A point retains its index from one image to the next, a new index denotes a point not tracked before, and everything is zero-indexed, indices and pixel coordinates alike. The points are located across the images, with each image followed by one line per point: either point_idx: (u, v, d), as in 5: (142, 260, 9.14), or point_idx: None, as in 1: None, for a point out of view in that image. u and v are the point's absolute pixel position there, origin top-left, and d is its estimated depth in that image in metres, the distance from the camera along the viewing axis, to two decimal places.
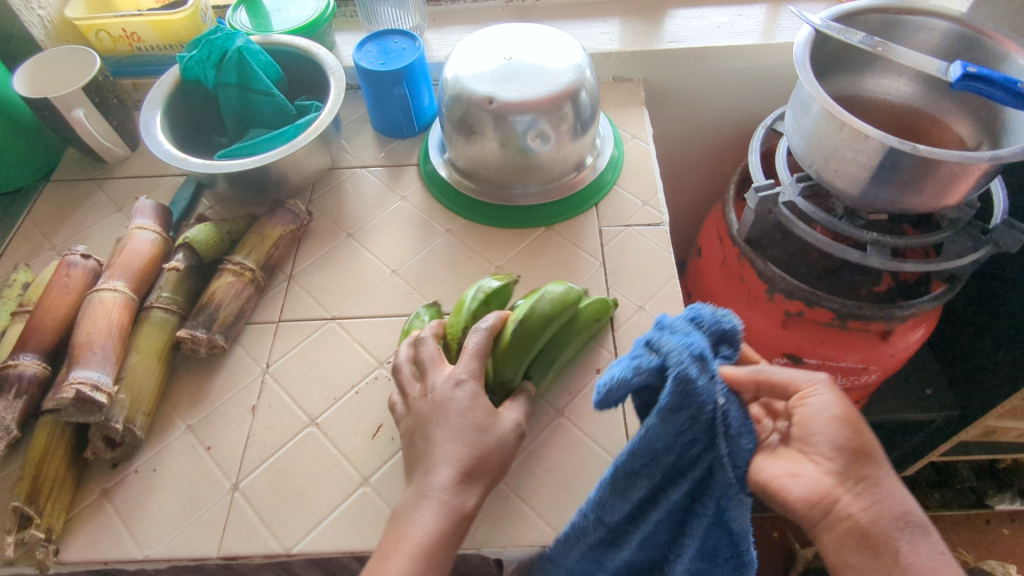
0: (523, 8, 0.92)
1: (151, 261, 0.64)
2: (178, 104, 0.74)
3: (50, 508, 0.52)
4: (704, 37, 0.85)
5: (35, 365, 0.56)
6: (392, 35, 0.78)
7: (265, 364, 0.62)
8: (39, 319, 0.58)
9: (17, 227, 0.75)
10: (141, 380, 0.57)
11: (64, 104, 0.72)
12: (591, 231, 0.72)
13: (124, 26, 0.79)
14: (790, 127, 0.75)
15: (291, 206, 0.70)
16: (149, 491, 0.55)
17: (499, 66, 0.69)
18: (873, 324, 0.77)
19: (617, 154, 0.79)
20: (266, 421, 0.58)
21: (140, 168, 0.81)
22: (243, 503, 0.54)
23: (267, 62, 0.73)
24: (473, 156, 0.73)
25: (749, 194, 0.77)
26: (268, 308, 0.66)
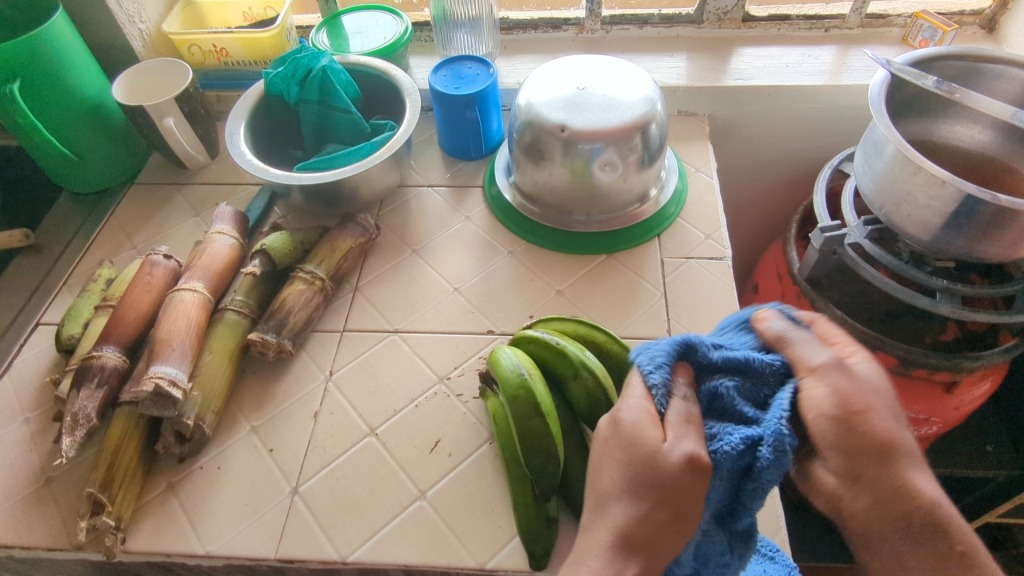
0: (593, 41, 0.94)
1: (227, 266, 0.66)
2: (261, 117, 0.78)
3: (121, 497, 0.53)
4: (773, 75, 0.86)
5: (116, 358, 0.59)
6: (466, 61, 0.80)
7: (328, 372, 0.64)
8: (122, 313, 0.61)
9: (102, 226, 0.79)
10: (212, 378, 0.59)
11: (157, 112, 0.76)
12: (652, 262, 0.72)
13: (214, 41, 0.84)
14: (860, 168, 0.74)
15: (361, 220, 0.72)
16: (214, 488, 0.56)
17: (572, 95, 0.70)
18: (938, 375, 0.74)
19: (681, 187, 0.79)
20: (328, 428, 0.60)
21: (219, 176, 0.84)
22: (301, 506, 0.55)
23: (348, 82, 0.77)
24: (540, 181, 0.74)
25: (814, 234, 0.76)
26: (333, 318, 0.68)
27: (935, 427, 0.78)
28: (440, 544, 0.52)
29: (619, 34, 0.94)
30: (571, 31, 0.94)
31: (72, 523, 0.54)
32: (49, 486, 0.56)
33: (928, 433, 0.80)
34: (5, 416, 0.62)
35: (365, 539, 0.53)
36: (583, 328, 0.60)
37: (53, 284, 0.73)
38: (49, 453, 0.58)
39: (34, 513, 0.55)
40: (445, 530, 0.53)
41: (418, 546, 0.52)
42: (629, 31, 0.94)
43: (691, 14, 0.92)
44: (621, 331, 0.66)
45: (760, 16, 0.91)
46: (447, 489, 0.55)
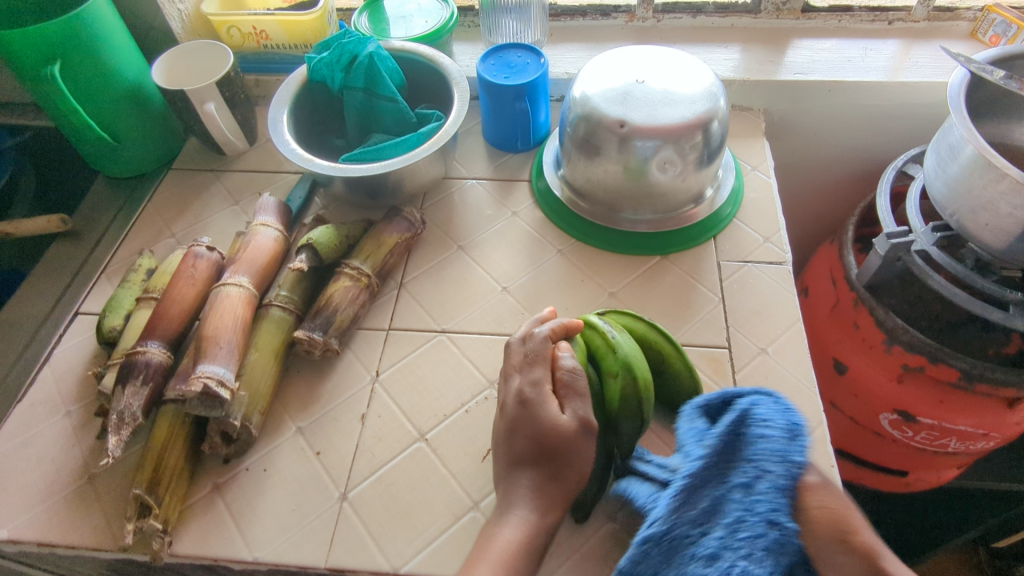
0: (643, 29, 0.90)
1: (272, 259, 0.64)
2: (303, 103, 0.75)
3: (167, 499, 0.52)
4: (833, 70, 0.81)
5: (161, 354, 0.57)
6: (514, 49, 0.77)
7: (375, 372, 0.62)
8: (165, 307, 0.59)
9: (140, 212, 0.77)
10: (259, 378, 0.57)
11: (197, 97, 0.74)
12: (709, 265, 0.69)
13: (255, 23, 0.81)
14: (930, 171, 0.69)
15: (407, 214, 0.70)
16: (260, 491, 0.55)
17: (629, 88, 0.67)
18: (1003, 391, 0.68)
19: (737, 186, 0.76)
20: (376, 432, 0.58)
21: (258, 163, 0.82)
22: (351, 514, 0.53)
23: (394, 69, 0.74)
24: (592, 177, 0.71)
25: (877, 239, 0.71)
26: (378, 315, 0.66)
27: (991, 442, 0.74)
28: None
29: (671, 23, 0.90)
30: (621, 19, 0.90)
31: (117, 524, 0.53)
32: (92, 484, 0.55)
33: (984, 447, 0.76)
34: (46, 408, 0.60)
35: (417, 551, 0.51)
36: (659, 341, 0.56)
37: (91, 272, 0.72)
38: (92, 450, 0.57)
39: (78, 512, 0.54)
40: None
41: None
42: (681, 20, 0.89)
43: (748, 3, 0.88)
44: (679, 340, 0.63)
45: (821, 7, 0.87)
46: None
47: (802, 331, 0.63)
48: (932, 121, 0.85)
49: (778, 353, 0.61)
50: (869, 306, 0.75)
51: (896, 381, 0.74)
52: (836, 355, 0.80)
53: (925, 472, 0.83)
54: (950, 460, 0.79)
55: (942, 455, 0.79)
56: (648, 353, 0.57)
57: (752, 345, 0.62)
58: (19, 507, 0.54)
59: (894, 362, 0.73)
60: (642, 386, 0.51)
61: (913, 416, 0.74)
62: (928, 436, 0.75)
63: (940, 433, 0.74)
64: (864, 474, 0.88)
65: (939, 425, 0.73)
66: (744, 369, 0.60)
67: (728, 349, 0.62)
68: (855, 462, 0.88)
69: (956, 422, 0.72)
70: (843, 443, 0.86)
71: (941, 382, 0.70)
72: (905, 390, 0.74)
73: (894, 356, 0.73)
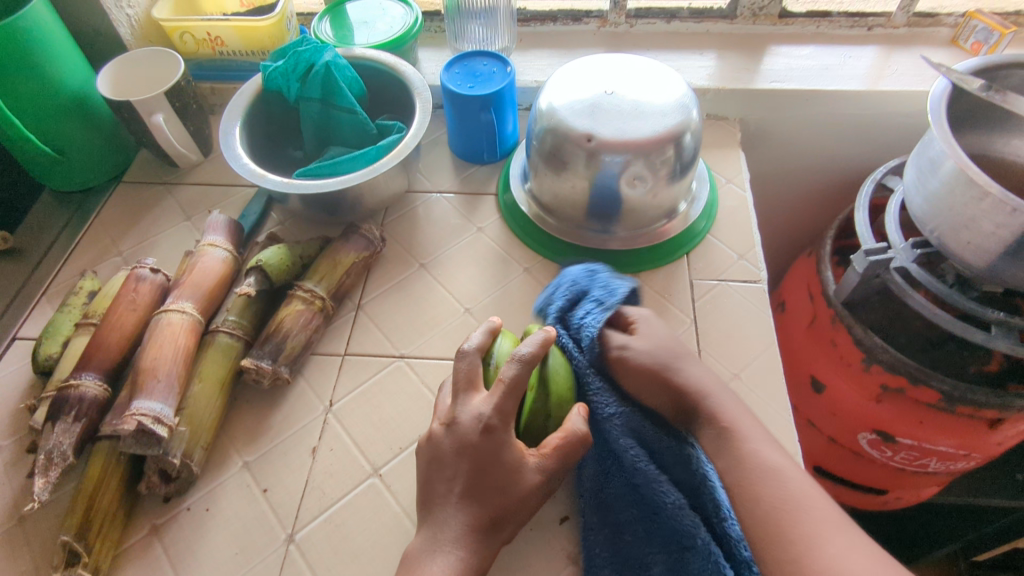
0: (616, 35, 0.87)
1: (220, 282, 0.61)
2: (258, 114, 0.72)
3: (99, 545, 0.49)
4: (811, 78, 0.79)
5: (96, 387, 0.53)
6: (480, 57, 0.74)
7: (328, 402, 0.58)
8: (102, 335, 0.56)
9: (85, 230, 0.74)
10: (202, 411, 0.54)
11: (145, 108, 0.70)
12: (681, 284, 0.67)
13: (209, 30, 0.77)
14: (910, 185, 0.66)
15: (365, 232, 0.66)
16: (202, 533, 0.51)
17: (597, 99, 0.64)
18: (985, 412, 0.66)
19: (712, 200, 0.73)
20: (327, 467, 0.55)
21: (212, 176, 0.79)
22: (298, 557, 0.50)
23: (352, 78, 0.71)
24: (559, 192, 0.68)
25: (855, 256, 0.69)
26: (334, 339, 0.63)
27: (972, 462, 0.73)
28: None
29: (644, 29, 0.87)
30: (593, 25, 0.87)
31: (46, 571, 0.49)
32: (21, 527, 0.52)
33: (963, 466, 0.74)
34: None
35: None
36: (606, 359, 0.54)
37: (32, 293, 0.68)
38: (22, 489, 0.54)
39: (4, 558, 0.50)
40: None
41: None
42: (655, 25, 0.87)
43: (723, 8, 0.85)
44: None
45: (798, 12, 0.84)
46: None
47: (776, 355, 0.61)
48: (911, 131, 0.83)
49: (751, 379, 0.59)
50: (847, 324, 0.73)
51: (874, 402, 0.72)
52: (813, 373, 0.78)
53: (904, 491, 0.82)
54: (929, 479, 0.78)
55: (921, 474, 0.77)
56: None
57: (724, 370, 0.60)
58: None
59: (873, 382, 0.72)
60: (554, 405, 0.50)
61: (892, 436, 0.73)
62: (908, 456, 0.74)
63: (920, 453, 0.73)
64: (844, 491, 0.87)
65: (918, 444, 0.72)
66: None
67: None
68: (833, 479, 0.86)
69: (935, 441, 0.70)
70: (822, 461, 0.85)
71: (921, 403, 0.69)
72: (884, 410, 0.72)
73: (873, 376, 0.72)
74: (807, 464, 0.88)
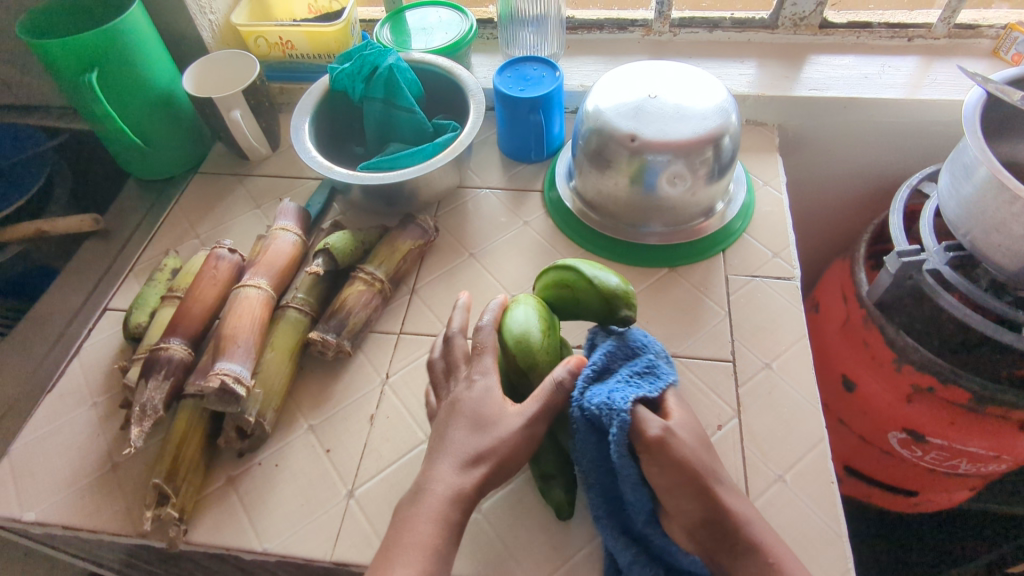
0: (659, 43, 0.91)
1: (291, 263, 0.67)
2: (325, 112, 0.78)
3: (184, 489, 0.55)
4: (849, 86, 0.82)
5: (182, 351, 0.60)
6: (531, 62, 0.79)
7: (385, 374, 0.64)
8: (188, 306, 0.62)
9: (166, 215, 0.81)
10: (274, 375, 0.60)
11: (224, 105, 0.77)
12: (717, 279, 0.70)
13: (281, 34, 0.84)
14: (944, 190, 0.69)
15: (421, 222, 0.72)
16: (272, 486, 0.57)
17: (641, 103, 0.68)
18: (1015, 414, 0.68)
19: (748, 201, 0.76)
20: (384, 432, 0.60)
21: (280, 168, 0.85)
22: (357, 510, 0.55)
23: (412, 80, 0.76)
24: (602, 190, 0.73)
25: (888, 257, 0.72)
26: (390, 319, 0.68)
27: (1003, 465, 0.74)
28: (494, 557, 0.52)
29: (687, 37, 0.91)
30: (638, 33, 0.92)
31: (137, 511, 0.55)
32: (115, 472, 0.58)
33: (995, 469, 0.75)
34: (74, 398, 0.64)
35: None
36: (569, 276, 0.55)
37: (120, 270, 0.75)
38: (115, 440, 0.60)
39: (101, 498, 0.56)
40: (499, 544, 0.53)
41: (472, 559, 0.52)
42: (697, 35, 0.90)
43: (765, 18, 0.88)
44: (682, 351, 0.64)
45: (839, 23, 0.87)
46: (502, 504, 0.55)
47: (808, 347, 0.64)
48: (949, 139, 0.84)
49: (782, 368, 0.62)
50: (879, 324, 0.76)
51: (906, 402, 0.74)
52: (845, 372, 0.80)
53: (934, 493, 0.83)
54: (960, 481, 0.79)
55: (951, 476, 0.78)
56: (585, 298, 0.54)
57: (756, 360, 0.63)
58: (47, 492, 0.57)
59: (904, 381, 0.74)
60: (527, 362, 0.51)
61: (923, 436, 0.75)
62: (938, 456, 0.76)
63: (950, 454, 0.74)
64: (874, 493, 0.89)
65: (948, 444, 0.73)
66: (747, 384, 0.61)
67: (731, 362, 0.63)
68: (863, 480, 0.88)
69: (965, 442, 0.72)
70: (852, 461, 0.87)
71: (951, 402, 0.71)
72: (914, 410, 0.74)
73: (904, 375, 0.74)
74: (837, 464, 0.90)
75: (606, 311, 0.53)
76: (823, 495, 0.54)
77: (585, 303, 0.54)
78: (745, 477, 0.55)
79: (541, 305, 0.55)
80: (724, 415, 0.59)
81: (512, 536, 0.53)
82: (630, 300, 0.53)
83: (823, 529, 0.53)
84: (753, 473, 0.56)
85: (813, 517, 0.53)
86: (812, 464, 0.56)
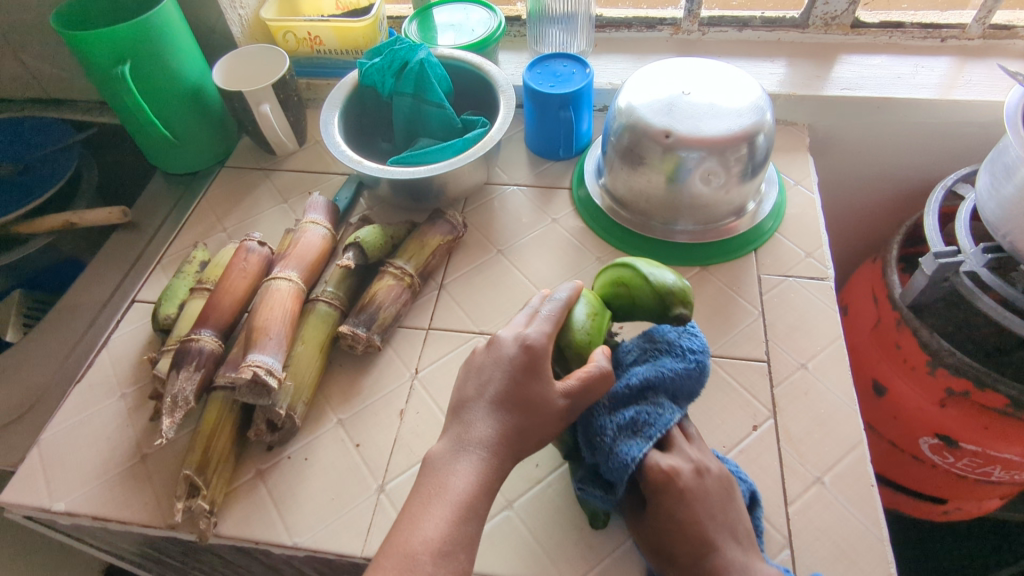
0: (688, 42, 0.91)
1: (320, 257, 0.67)
2: (353, 107, 0.78)
3: (215, 482, 0.54)
4: (881, 86, 0.81)
5: (212, 342, 0.59)
6: (560, 59, 0.78)
7: (414, 369, 0.63)
8: (218, 298, 0.62)
9: (193, 208, 0.81)
10: (304, 369, 0.59)
11: (254, 98, 0.77)
12: (749, 278, 0.69)
13: (310, 30, 0.84)
14: (983, 190, 0.68)
15: (450, 217, 0.71)
16: (301, 480, 0.56)
17: (675, 99, 0.67)
18: None
19: (780, 201, 0.76)
20: (414, 428, 0.59)
21: (307, 163, 0.85)
22: (388, 506, 0.54)
23: (442, 76, 0.76)
24: (634, 187, 0.72)
25: (924, 259, 0.71)
26: (419, 315, 0.68)
27: None
28: (526, 555, 0.51)
29: (715, 37, 0.90)
30: (666, 32, 0.91)
31: (166, 503, 0.55)
32: (144, 463, 0.58)
33: None
34: (103, 389, 0.64)
35: None
36: (624, 273, 0.55)
37: (148, 263, 0.75)
38: (145, 431, 0.60)
39: (131, 488, 0.56)
40: (532, 542, 0.52)
41: (504, 557, 0.51)
42: (726, 33, 0.90)
43: (795, 18, 0.87)
44: (715, 350, 0.63)
45: (870, 23, 0.86)
46: (534, 501, 0.54)
47: (843, 348, 0.63)
48: (983, 141, 0.83)
49: (818, 369, 0.61)
50: (912, 326, 0.74)
51: (938, 406, 0.73)
52: (875, 376, 0.79)
53: (965, 501, 0.82)
54: (993, 488, 0.78)
55: (984, 483, 0.77)
56: (641, 296, 0.53)
57: (791, 360, 0.62)
58: (76, 482, 0.57)
59: (937, 385, 0.72)
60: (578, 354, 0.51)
61: (956, 442, 0.73)
62: (971, 463, 0.74)
63: (983, 460, 0.73)
64: (902, 499, 0.87)
65: (982, 451, 0.72)
66: (782, 384, 0.60)
67: (766, 362, 0.62)
68: (891, 486, 0.87)
69: (1000, 449, 0.70)
70: (880, 466, 0.85)
71: (986, 408, 0.69)
72: (947, 415, 0.73)
73: (937, 379, 0.72)
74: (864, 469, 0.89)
75: (660, 309, 0.53)
76: (863, 497, 0.53)
77: (640, 300, 0.54)
78: (782, 477, 0.54)
79: (595, 299, 0.55)
80: (759, 415, 0.58)
81: (545, 535, 0.52)
82: (685, 298, 0.52)
83: (863, 533, 0.52)
84: (790, 474, 0.55)
85: (852, 520, 0.52)
86: (850, 466, 0.55)
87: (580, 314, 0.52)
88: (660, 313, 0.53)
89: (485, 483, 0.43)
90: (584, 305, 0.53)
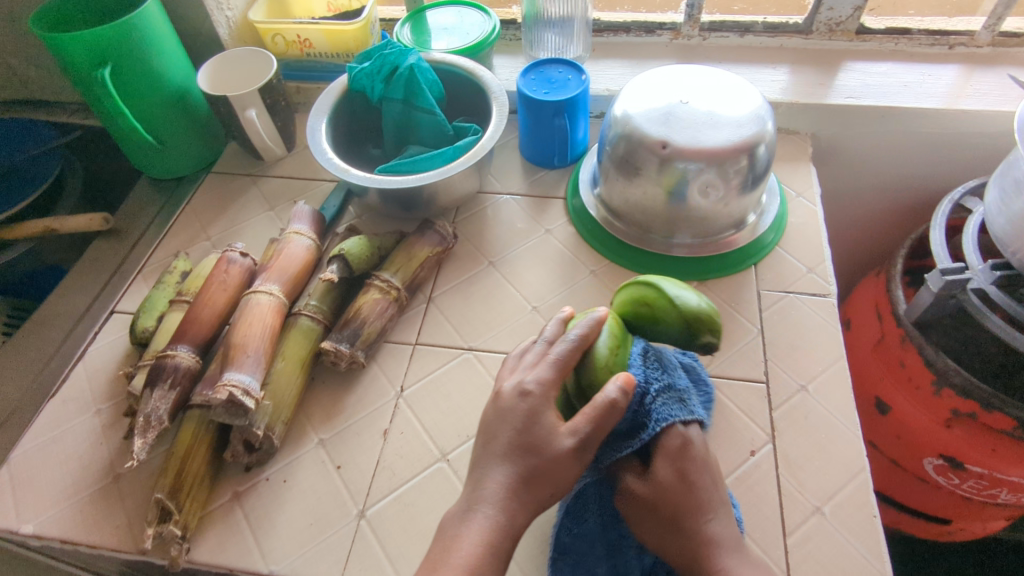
0: (688, 47, 0.88)
1: (304, 268, 0.64)
2: (342, 112, 0.76)
3: (188, 506, 0.52)
4: (886, 94, 0.78)
5: (189, 359, 0.57)
6: (556, 65, 0.76)
7: (399, 387, 0.61)
8: (197, 311, 0.60)
9: (178, 215, 0.79)
10: (284, 387, 0.57)
11: (239, 103, 0.75)
12: (749, 294, 0.67)
13: (300, 32, 0.82)
14: (991, 204, 0.65)
15: (439, 228, 0.69)
16: (279, 504, 0.54)
17: (672, 108, 0.65)
18: None
19: (781, 213, 0.73)
20: (398, 450, 0.57)
21: (295, 169, 0.83)
22: (368, 532, 0.52)
23: (433, 81, 0.74)
24: (630, 198, 0.70)
25: (930, 275, 0.68)
26: (406, 329, 0.66)
27: None
28: None
29: (716, 42, 0.88)
30: (666, 37, 0.89)
31: (138, 526, 0.53)
32: (117, 484, 0.55)
33: None
34: (77, 405, 0.61)
35: None
36: (649, 292, 0.50)
37: (128, 271, 0.73)
38: (118, 450, 0.58)
39: (102, 510, 0.54)
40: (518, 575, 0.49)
41: None
42: (728, 39, 0.87)
43: (799, 23, 0.85)
44: (712, 370, 0.61)
45: (876, 29, 0.83)
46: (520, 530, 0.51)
47: (845, 369, 0.60)
48: (991, 152, 0.81)
49: (819, 391, 0.59)
50: (916, 344, 0.72)
51: (943, 427, 0.70)
52: (878, 394, 0.77)
53: (969, 523, 0.79)
54: (999, 510, 0.75)
55: (990, 505, 0.74)
56: (667, 318, 0.49)
57: (791, 381, 0.60)
58: (45, 503, 0.55)
59: (942, 405, 0.70)
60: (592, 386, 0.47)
61: (961, 463, 0.71)
62: (977, 485, 0.71)
63: (990, 483, 0.70)
64: (904, 519, 0.85)
65: (988, 474, 0.69)
66: (782, 407, 0.58)
67: (766, 384, 0.59)
68: (893, 505, 0.85)
69: (1007, 472, 0.68)
70: (882, 486, 0.83)
71: (994, 429, 0.67)
72: (953, 436, 0.70)
73: (943, 400, 0.70)
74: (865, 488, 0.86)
75: (686, 334, 0.49)
76: (865, 529, 0.51)
77: (666, 323, 0.50)
78: (780, 507, 0.52)
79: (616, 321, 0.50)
80: (757, 441, 0.56)
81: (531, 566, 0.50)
82: (714, 326, 0.48)
83: (864, 568, 0.49)
84: (789, 504, 0.52)
85: (853, 552, 0.50)
86: (851, 495, 0.53)
87: (604, 343, 0.48)
88: (687, 339, 0.49)
89: (491, 542, 0.41)
90: (608, 332, 0.49)
